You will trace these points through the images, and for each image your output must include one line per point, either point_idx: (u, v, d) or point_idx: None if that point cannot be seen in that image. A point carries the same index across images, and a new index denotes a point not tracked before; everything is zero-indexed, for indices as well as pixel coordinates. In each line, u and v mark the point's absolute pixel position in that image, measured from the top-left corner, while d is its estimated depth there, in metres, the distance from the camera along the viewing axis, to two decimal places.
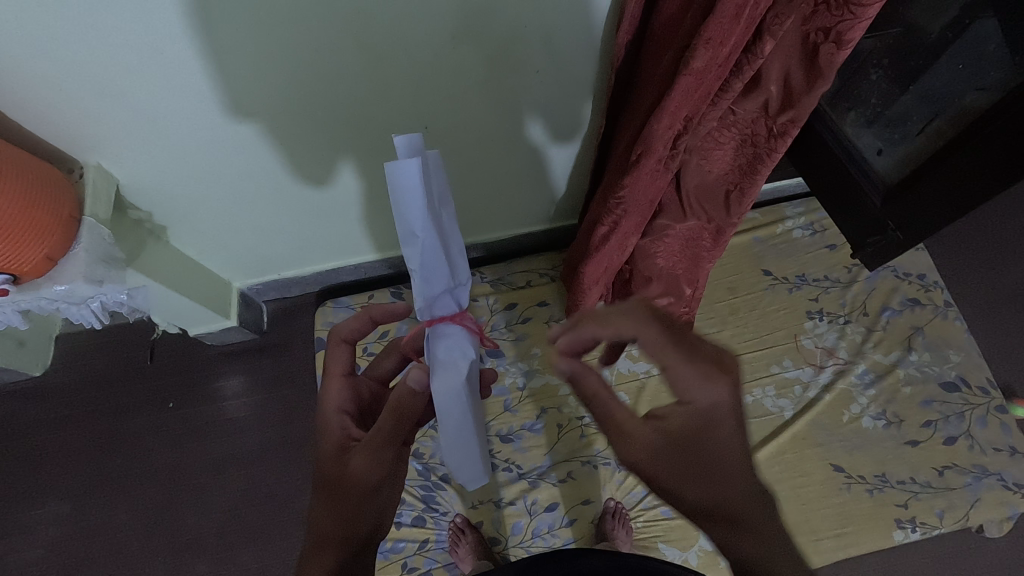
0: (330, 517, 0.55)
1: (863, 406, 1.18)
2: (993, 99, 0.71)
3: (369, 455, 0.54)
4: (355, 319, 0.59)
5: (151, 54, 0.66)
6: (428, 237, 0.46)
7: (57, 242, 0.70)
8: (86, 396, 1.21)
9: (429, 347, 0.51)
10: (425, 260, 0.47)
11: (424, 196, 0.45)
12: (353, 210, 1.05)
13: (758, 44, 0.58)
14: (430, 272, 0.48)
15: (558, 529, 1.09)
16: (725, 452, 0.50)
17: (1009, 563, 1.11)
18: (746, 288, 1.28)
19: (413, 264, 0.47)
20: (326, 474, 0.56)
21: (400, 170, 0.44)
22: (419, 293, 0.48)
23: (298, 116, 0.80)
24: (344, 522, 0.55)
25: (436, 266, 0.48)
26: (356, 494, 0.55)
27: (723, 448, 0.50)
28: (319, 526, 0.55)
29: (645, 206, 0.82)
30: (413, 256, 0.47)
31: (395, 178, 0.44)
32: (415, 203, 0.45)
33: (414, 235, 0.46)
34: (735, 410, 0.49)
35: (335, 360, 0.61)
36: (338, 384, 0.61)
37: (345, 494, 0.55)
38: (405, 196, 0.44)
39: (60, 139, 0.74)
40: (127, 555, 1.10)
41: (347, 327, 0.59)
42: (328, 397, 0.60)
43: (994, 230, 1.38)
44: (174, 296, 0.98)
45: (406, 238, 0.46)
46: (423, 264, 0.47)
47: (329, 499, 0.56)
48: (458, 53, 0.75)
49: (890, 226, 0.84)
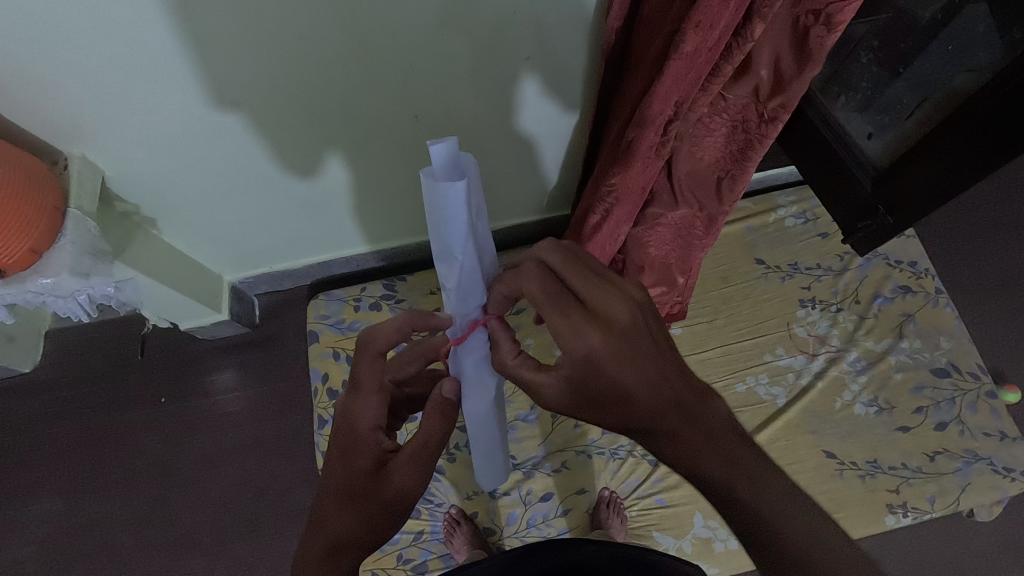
0: (352, 529, 0.54)
1: (855, 393, 1.18)
2: (982, 80, 0.70)
3: (413, 469, 0.54)
4: (395, 332, 0.52)
5: (132, 43, 0.65)
6: (466, 257, 0.50)
7: (41, 234, 0.69)
8: (77, 391, 1.20)
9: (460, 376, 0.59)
10: (461, 277, 0.52)
11: (465, 221, 0.47)
12: (344, 201, 1.05)
13: (748, 28, 0.57)
14: (467, 286, 0.52)
15: (553, 519, 1.09)
16: (611, 388, 0.50)
17: (999, 546, 1.12)
18: (738, 277, 1.29)
19: (449, 281, 0.52)
20: (347, 484, 0.54)
21: (445, 198, 0.45)
22: (459, 305, 0.54)
23: (286, 104, 0.79)
24: (361, 538, 0.54)
25: (472, 282, 0.52)
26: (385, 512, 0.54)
27: (609, 382, 0.50)
28: (328, 537, 0.54)
29: (637, 194, 0.81)
30: (454, 273, 0.51)
31: (440, 205, 0.46)
32: (457, 228, 0.48)
33: (453, 254, 0.50)
34: (609, 351, 0.49)
35: (363, 367, 0.53)
36: (371, 394, 0.54)
37: (369, 510, 0.54)
38: (448, 221, 0.47)
39: (44, 130, 0.73)
40: (120, 551, 1.10)
41: (385, 338, 0.52)
42: (355, 406, 0.55)
43: (983, 217, 1.39)
44: (163, 290, 0.98)
45: (445, 257, 0.50)
46: (459, 280, 0.52)
47: (347, 514, 0.54)
48: (447, 39, 0.74)
49: (880, 211, 0.84)
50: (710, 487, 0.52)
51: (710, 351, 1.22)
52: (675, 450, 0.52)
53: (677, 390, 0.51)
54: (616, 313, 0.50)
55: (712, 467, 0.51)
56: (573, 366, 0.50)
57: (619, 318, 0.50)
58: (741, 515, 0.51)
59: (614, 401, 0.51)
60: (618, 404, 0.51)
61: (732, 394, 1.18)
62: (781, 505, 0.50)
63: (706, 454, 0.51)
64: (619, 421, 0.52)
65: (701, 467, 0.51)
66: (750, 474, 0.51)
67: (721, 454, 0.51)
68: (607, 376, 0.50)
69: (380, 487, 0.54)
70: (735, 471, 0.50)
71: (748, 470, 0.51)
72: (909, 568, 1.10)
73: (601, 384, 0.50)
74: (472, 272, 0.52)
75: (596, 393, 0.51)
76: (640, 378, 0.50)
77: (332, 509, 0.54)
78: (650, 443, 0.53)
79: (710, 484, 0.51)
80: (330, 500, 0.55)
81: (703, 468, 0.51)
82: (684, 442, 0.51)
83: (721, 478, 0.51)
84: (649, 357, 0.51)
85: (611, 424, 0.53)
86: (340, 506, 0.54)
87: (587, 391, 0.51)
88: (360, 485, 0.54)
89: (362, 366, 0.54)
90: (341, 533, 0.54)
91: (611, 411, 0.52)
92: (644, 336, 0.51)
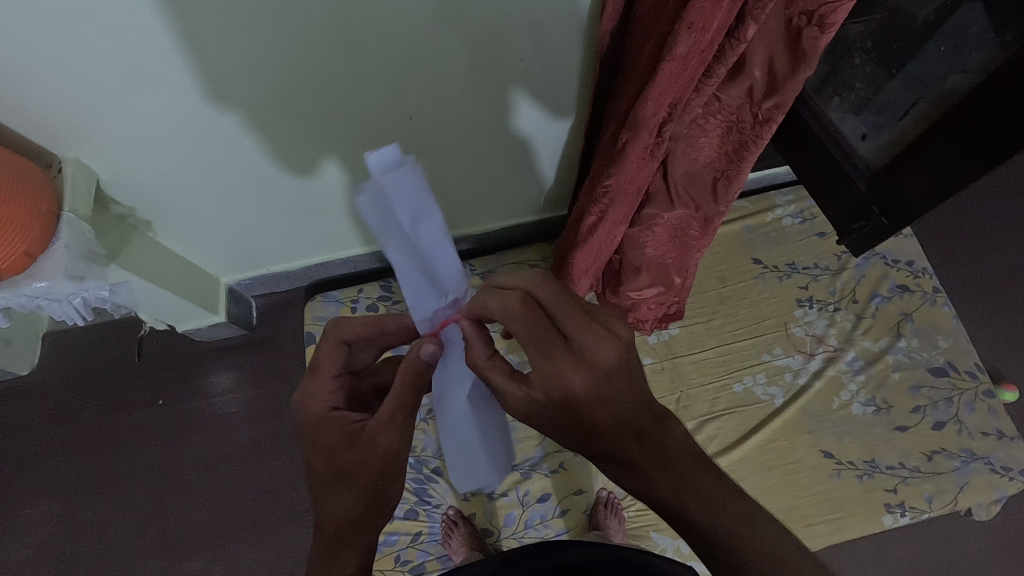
0: (345, 509, 0.54)
1: (853, 393, 1.18)
2: (976, 79, 0.70)
3: (385, 426, 0.53)
4: (364, 323, 0.58)
5: (125, 45, 0.65)
6: (404, 262, 0.54)
7: (35, 239, 0.68)
8: (75, 394, 1.20)
9: (442, 366, 0.58)
10: (407, 281, 0.55)
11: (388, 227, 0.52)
12: (341, 202, 1.04)
13: (741, 28, 0.57)
14: (414, 290, 0.56)
15: (550, 520, 1.09)
16: (573, 416, 0.52)
17: (998, 545, 1.12)
18: (736, 276, 1.28)
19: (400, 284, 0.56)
20: (327, 469, 0.55)
21: (361, 203, 0.51)
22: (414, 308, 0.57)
23: (281, 106, 0.79)
24: (354, 519, 0.54)
25: (420, 286, 0.56)
26: (369, 482, 0.53)
27: (573, 411, 0.51)
28: (326, 528, 0.54)
29: (632, 195, 0.81)
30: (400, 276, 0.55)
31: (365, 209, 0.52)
32: (388, 231, 0.52)
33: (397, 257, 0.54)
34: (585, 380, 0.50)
35: (322, 353, 0.58)
36: (331, 378, 0.57)
37: (352, 484, 0.53)
38: (375, 225, 0.52)
39: (38, 133, 0.73)
40: (119, 553, 1.10)
41: (352, 325, 0.58)
42: (317, 392, 0.57)
43: (980, 217, 1.38)
44: (160, 292, 0.98)
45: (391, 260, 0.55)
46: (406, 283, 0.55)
47: (334, 498, 0.54)
48: (442, 40, 0.74)
49: (875, 212, 0.84)
50: (666, 511, 0.53)
51: (707, 351, 1.22)
52: (631, 478, 0.53)
53: (644, 424, 0.52)
54: (601, 353, 0.50)
55: (671, 496, 0.52)
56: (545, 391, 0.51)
57: (606, 360, 0.50)
58: (698, 540, 0.52)
59: (578, 425, 0.52)
60: (580, 429, 0.52)
61: (730, 394, 1.18)
62: (739, 529, 0.51)
63: (664, 484, 0.52)
64: (577, 443, 0.54)
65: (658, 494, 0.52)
66: (708, 502, 0.51)
67: (679, 483, 0.52)
68: (571, 404, 0.51)
69: (357, 458, 0.53)
70: (694, 501, 0.51)
71: (707, 497, 0.51)
72: (908, 567, 1.10)
73: (568, 412, 0.52)
74: (419, 278, 0.55)
75: (563, 416, 0.52)
76: (610, 407, 0.51)
77: (322, 500, 0.55)
78: (607, 465, 0.54)
79: (665, 508, 0.53)
80: (319, 493, 0.55)
81: (658, 494, 0.52)
82: (642, 472, 0.52)
83: (678, 506, 0.52)
84: (625, 394, 0.51)
85: (569, 443, 0.55)
86: (327, 492, 0.54)
87: (556, 411, 0.52)
88: (339, 464, 0.54)
89: (321, 353, 0.58)
90: (338, 518, 0.54)
91: (573, 434, 0.53)
92: (624, 375, 0.51)
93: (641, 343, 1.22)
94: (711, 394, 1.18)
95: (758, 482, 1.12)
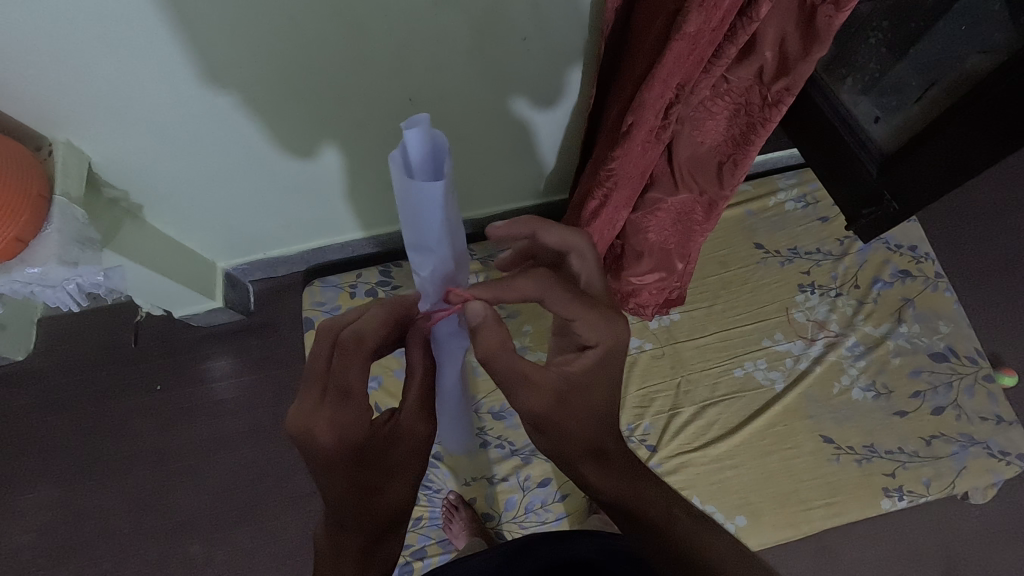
0: (399, 496, 0.57)
1: (853, 377, 1.18)
2: (997, 61, 0.69)
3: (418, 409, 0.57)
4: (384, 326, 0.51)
5: (117, 26, 0.63)
6: (441, 250, 0.53)
7: (26, 223, 0.66)
8: (71, 379, 1.19)
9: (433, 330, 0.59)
10: (434, 265, 0.54)
11: (439, 218, 0.49)
12: (339, 185, 1.03)
13: (753, 6, 0.55)
14: (440, 272, 0.55)
15: (550, 504, 1.08)
16: (597, 400, 0.56)
17: (991, 530, 1.14)
18: (737, 261, 1.28)
19: (425, 268, 0.54)
20: (362, 480, 0.53)
21: (417, 195, 0.46)
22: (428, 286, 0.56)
23: (273, 87, 0.77)
24: (402, 507, 0.58)
25: (446, 270, 0.55)
26: (417, 470, 0.58)
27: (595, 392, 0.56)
28: (367, 529, 0.56)
29: (636, 179, 0.80)
30: (429, 263, 0.54)
31: (414, 199, 0.47)
32: (432, 225, 0.49)
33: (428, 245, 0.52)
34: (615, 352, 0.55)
35: (354, 375, 0.49)
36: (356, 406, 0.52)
37: (404, 477, 0.56)
38: (422, 216, 0.48)
39: (25, 114, 0.71)
40: (118, 538, 1.10)
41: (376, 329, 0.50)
42: (346, 416, 0.49)
43: (981, 201, 1.38)
44: (152, 276, 0.96)
45: (420, 248, 0.52)
46: (432, 269, 0.54)
47: (382, 499, 0.55)
48: (443, 20, 0.72)
49: (886, 197, 0.83)
50: (649, 517, 0.57)
51: (708, 337, 1.22)
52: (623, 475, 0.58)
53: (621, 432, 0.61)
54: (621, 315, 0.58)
55: (659, 498, 0.59)
56: (587, 359, 0.54)
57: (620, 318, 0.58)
58: (676, 541, 0.57)
59: (591, 408, 0.56)
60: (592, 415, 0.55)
61: (731, 379, 1.18)
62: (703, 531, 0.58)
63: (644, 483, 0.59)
64: (585, 432, 0.55)
65: (644, 494, 0.58)
66: (676, 510, 0.60)
67: (653, 485, 0.60)
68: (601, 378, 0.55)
69: (404, 455, 0.56)
70: (675, 504, 0.59)
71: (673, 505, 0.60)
72: (902, 550, 1.12)
73: (595, 386, 0.55)
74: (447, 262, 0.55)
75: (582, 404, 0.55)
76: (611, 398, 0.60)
77: (362, 508, 0.54)
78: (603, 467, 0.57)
79: (652, 515, 0.58)
80: (353, 503, 0.54)
81: (643, 493, 0.58)
82: (628, 469, 0.59)
83: (665, 511, 0.58)
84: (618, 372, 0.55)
85: (579, 445, 0.56)
86: (370, 500, 0.54)
87: (586, 378, 0.54)
88: (381, 471, 0.54)
89: (351, 376, 0.49)
90: (390, 508, 0.56)
91: (584, 423, 0.55)
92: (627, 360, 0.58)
93: (642, 329, 1.21)
94: (712, 380, 1.18)
95: (757, 467, 1.12)
